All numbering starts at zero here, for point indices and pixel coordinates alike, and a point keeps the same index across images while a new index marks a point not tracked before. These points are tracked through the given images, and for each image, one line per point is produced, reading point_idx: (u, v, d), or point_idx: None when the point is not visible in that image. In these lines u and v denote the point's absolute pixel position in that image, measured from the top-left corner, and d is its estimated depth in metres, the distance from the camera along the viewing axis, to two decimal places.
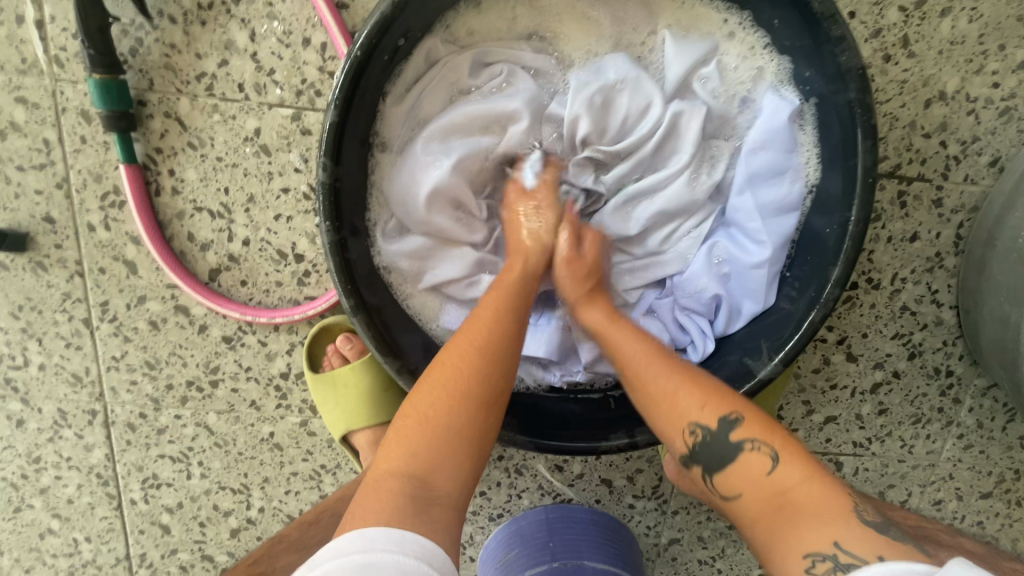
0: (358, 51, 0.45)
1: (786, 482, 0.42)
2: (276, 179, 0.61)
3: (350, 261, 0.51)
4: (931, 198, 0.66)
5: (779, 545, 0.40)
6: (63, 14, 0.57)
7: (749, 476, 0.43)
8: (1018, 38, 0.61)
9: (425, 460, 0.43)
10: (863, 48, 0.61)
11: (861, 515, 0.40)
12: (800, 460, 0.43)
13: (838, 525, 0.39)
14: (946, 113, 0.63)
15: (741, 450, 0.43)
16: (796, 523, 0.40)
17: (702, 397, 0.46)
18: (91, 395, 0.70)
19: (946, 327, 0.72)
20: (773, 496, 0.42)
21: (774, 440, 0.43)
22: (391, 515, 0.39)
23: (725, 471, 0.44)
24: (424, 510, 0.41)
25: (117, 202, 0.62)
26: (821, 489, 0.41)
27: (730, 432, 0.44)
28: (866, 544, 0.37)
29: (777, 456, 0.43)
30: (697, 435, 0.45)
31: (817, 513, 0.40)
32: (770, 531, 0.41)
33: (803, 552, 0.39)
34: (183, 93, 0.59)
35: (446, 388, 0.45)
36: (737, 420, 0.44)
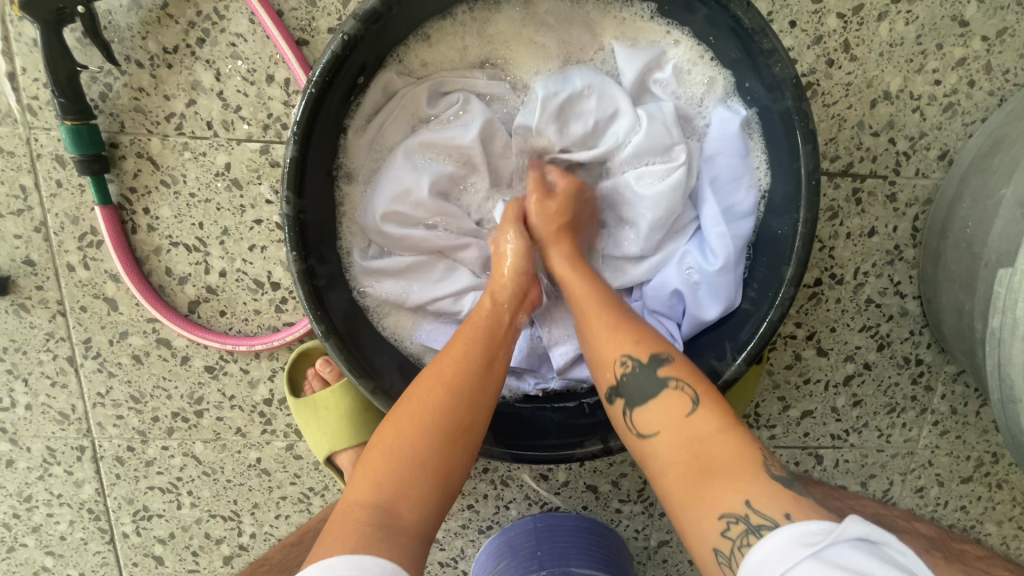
0: (314, 87, 0.47)
1: (704, 429, 0.43)
2: (248, 211, 0.63)
3: (320, 289, 0.53)
4: (886, 193, 0.68)
5: (692, 505, 0.41)
6: (34, 65, 0.59)
7: (670, 417, 0.45)
8: (954, 36, 0.64)
9: (392, 491, 0.44)
10: (806, 55, 0.64)
11: (771, 471, 0.41)
12: (717, 408, 0.44)
13: (749, 484, 0.40)
14: (892, 111, 0.65)
15: (666, 388, 0.46)
16: (709, 474, 0.42)
17: (629, 334, 0.49)
18: (78, 431, 0.71)
19: (912, 317, 0.74)
20: (692, 447, 0.43)
21: (698, 386, 0.46)
22: (352, 543, 0.40)
23: (648, 407, 0.46)
24: (387, 537, 0.42)
25: (94, 241, 0.64)
26: (738, 443, 0.42)
27: (656, 369, 0.47)
28: (776, 502, 0.39)
29: (699, 403, 0.45)
30: (626, 367, 0.48)
31: (731, 466, 0.41)
32: (682, 485, 0.42)
33: (715, 511, 0.40)
34: (154, 134, 0.61)
35: (416, 412, 0.47)
36: (667, 359, 0.47)
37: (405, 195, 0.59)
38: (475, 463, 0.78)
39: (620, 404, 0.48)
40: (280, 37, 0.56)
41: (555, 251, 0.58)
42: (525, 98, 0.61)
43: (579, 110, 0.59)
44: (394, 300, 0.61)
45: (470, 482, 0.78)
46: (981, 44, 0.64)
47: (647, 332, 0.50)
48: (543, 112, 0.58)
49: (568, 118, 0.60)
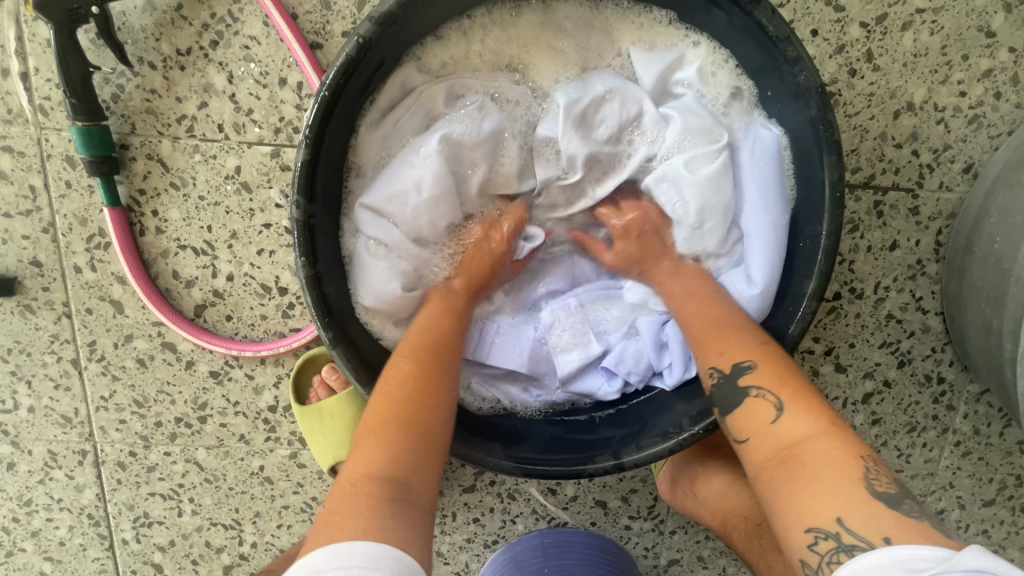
0: (327, 89, 0.46)
1: (795, 435, 0.44)
2: (257, 215, 0.63)
3: (328, 293, 0.51)
4: (908, 207, 0.66)
5: (783, 514, 0.42)
6: (46, 65, 0.58)
7: (756, 424, 0.46)
8: (980, 47, 0.62)
9: (400, 465, 0.45)
10: (828, 65, 0.62)
11: (871, 486, 0.41)
12: (811, 417, 0.44)
13: (840, 498, 0.40)
14: (916, 123, 0.64)
15: (748, 397, 0.47)
16: (798, 481, 0.42)
17: (721, 346, 0.51)
18: (81, 435, 0.70)
19: (934, 334, 0.72)
20: (780, 450, 0.44)
21: (783, 391, 0.46)
22: (369, 523, 0.41)
23: (736, 414, 0.48)
24: (404, 508, 0.43)
25: (102, 243, 0.63)
26: (833, 446, 0.43)
27: (738, 378, 0.48)
28: (873, 524, 0.38)
29: (784, 407, 0.45)
30: (713, 376, 0.50)
31: (820, 474, 0.42)
32: (769, 484, 0.44)
33: (806, 524, 0.40)
34: (165, 135, 0.60)
35: (411, 394, 0.49)
36: (749, 367, 0.48)
37: (405, 198, 0.57)
38: (482, 476, 0.75)
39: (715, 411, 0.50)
40: (294, 41, 0.55)
41: (657, 264, 0.60)
42: (547, 104, 0.60)
43: (597, 124, 0.58)
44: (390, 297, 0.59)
45: (476, 495, 0.75)
46: (1008, 56, 0.62)
47: (744, 329, 0.51)
48: (566, 121, 0.57)
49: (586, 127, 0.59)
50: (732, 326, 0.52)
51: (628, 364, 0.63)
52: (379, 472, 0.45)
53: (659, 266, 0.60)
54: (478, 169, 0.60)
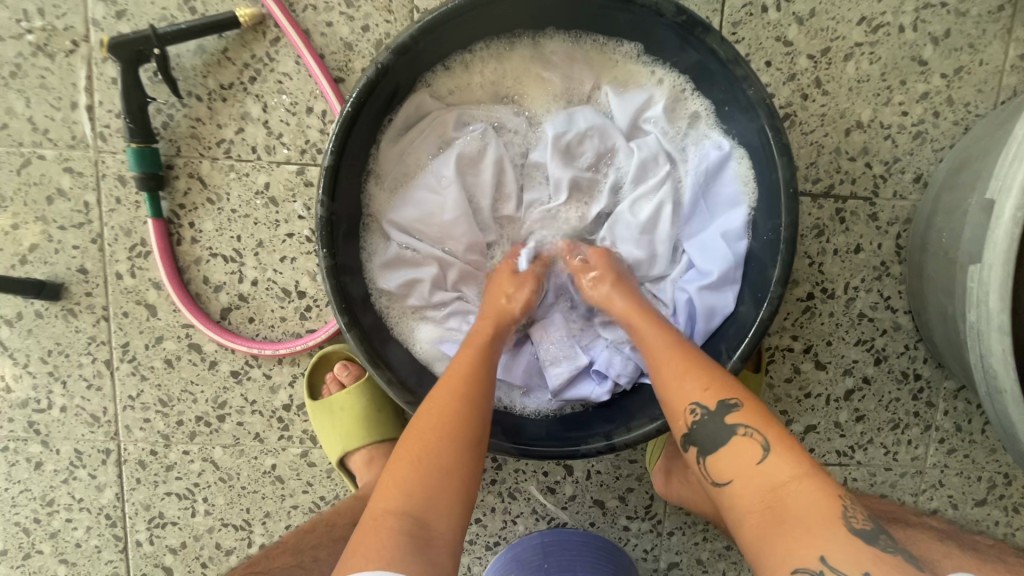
0: (350, 106, 0.55)
1: (779, 477, 0.47)
2: (282, 225, 0.70)
3: (344, 283, 0.58)
4: (867, 213, 0.74)
5: (767, 553, 0.45)
6: (108, 98, 0.68)
7: (742, 466, 0.48)
8: (915, 74, 0.71)
9: (422, 502, 0.48)
10: (782, 90, 0.70)
11: (850, 524, 0.45)
12: (793, 459, 0.47)
13: (826, 540, 0.44)
14: (866, 138, 0.72)
15: (735, 435, 0.49)
16: (784, 524, 0.45)
17: (704, 381, 0.52)
18: (107, 434, 0.75)
19: (906, 331, 0.77)
20: (766, 492, 0.47)
21: (767, 431, 0.49)
22: (388, 558, 0.44)
23: (719, 454, 0.50)
24: (422, 548, 0.46)
25: (143, 252, 0.70)
26: (817, 488, 0.46)
27: (726, 415, 0.50)
28: (855, 563, 0.42)
29: (771, 449, 0.48)
30: (695, 414, 0.51)
31: (806, 517, 0.45)
32: (759, 529, 0.46)
33: (789, 567, 0.43)
34: (205, 157, 0.69)
35: (433, 429, 0.51)
36: (735, 405, 0.50)
37: (422, 212, 0.66)
38: (483, 475, 0.78)
39: (693, 451, 0.51)
40: (322, 75, 0.65)
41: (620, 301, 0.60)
42: (540, 128, 0.68)
43: (580, 153, 0.67)
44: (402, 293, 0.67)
45: (477, 494, 0.78)
46: (941, 80, 0.71)
47: (715, 369, 0.53)
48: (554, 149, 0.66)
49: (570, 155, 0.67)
50: (704, 368, 0.52)
51: (619, 367, 0.64)
52: (403, 494, 0.47)
53: (625, 304, 0.59)
54: (481, 191, 0.67)
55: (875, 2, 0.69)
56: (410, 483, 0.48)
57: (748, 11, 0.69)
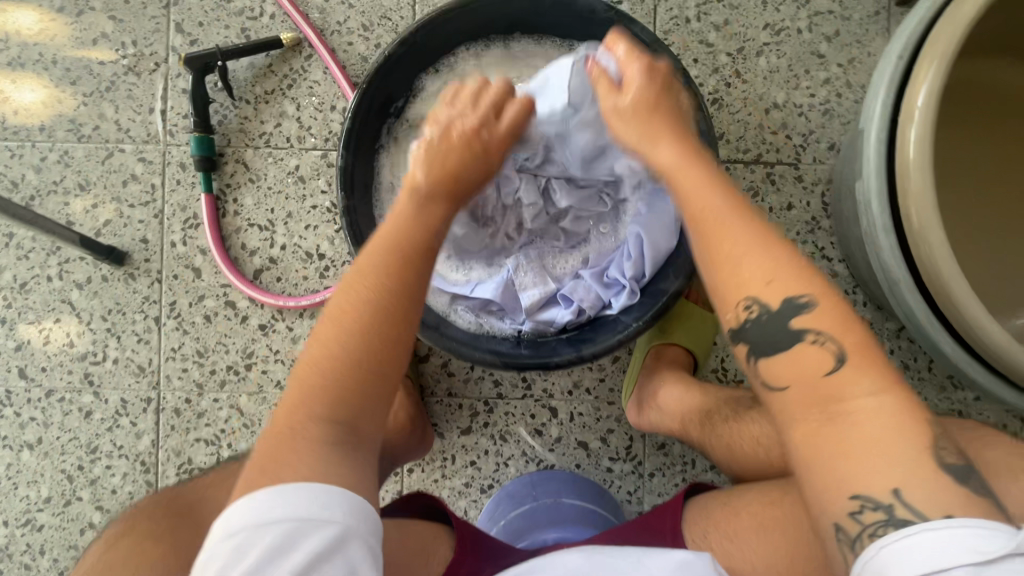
0: (365, 85, 0.71)
1: (850, 393, 0.42)
2: (308, 199, 0.86)
3: (357, 222, 0.72)
4: (793, 175, 0.88)
5: (823, 487, 0.41)
6: (178, 104, 0.86)
7: (804, 373, 0.44)
8: (817, 64, 0.87)
9: (346, 413, 0.48)
10: (709, 81, 0.87)
11: (936, 453, 0.41)
12: (876, 373, 0.43)
13: (903, 471, 0.40)
14: (783, 116, 0.87)
15: (801, 343, 0.44)
16: (853, 444, 0.41)
17: (761, 271, 0.46)
18: (150, 383, 0.86)
19: (843, 278, 0.88)
20: (819, 398, 0.43)
21: (847, 340, 0.44)
22: (302, 468, 0.45)
23: (779, 359, 0.45)
24: (348, 449, 0.47)
25: (194, 223, 0.86)
26: (897, 406, 0.42)
27: (790, 319, 0.45)
28: (936, 504, 0.39)
29: (844, 361, 0.43)
30: (751, 310, 0.46)
31: (884, 436, 0.41)
32: (819, 457, 0.42)
33: (845, 493, 0.40)
34: (248, 146, 0.86)
35: (352, 323, 0.50)
36: (806, 306, 0.45)
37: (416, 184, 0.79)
38: (477, 420, 0.87)
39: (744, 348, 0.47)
40: (342, 76, 0.83)
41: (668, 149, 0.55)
42: None
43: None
44: None
45: (472, 439, 0.87)
46: (838, 69, 0.88)
47: (788, 264, 0.46)
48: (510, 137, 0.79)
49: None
50: (755, 228, 0.48)
51: (582, 295, 0.78)
52: (320, 393, 0.48)
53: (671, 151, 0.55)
54: None
55: (776, 12, 0.87)
56: (326, 387, 0.48)
57: (675, 22, 0.87)
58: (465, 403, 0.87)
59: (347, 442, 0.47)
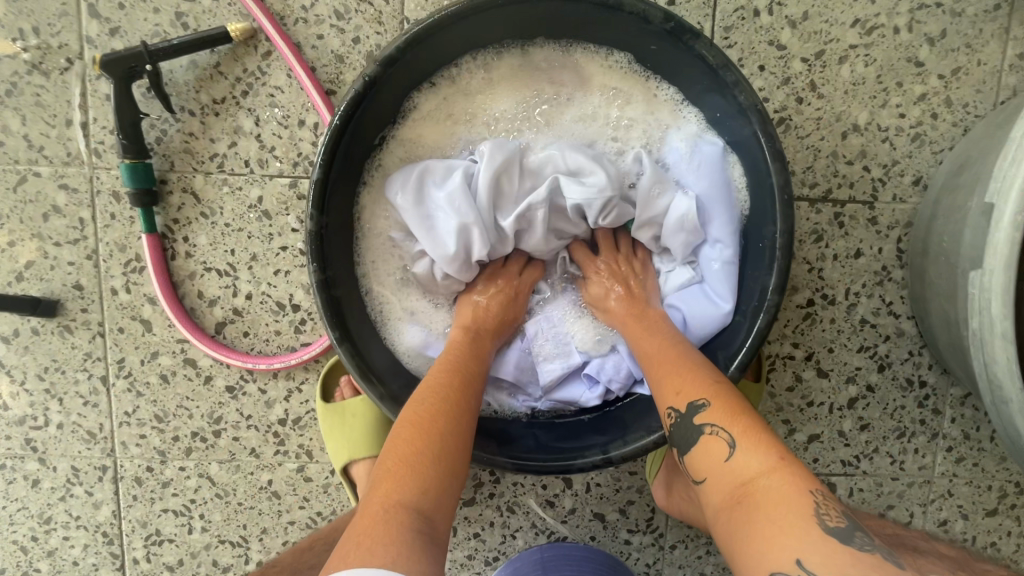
0: (338, 121, 0.54)
1: (747, 472, 0.46)
2: (275, 239, 0.70)
3: (336, 296, 0.58)
4: (866, 217, 0.72)
5: (748, 560, 0.42)
6: (104, 115, 0.68)
7: (713, 464, 0.48)
8: (912, 75, 0.70)
9: (431, 494, 0.48)
10: (776, 95, 0.70)
11: (825, 522, 0.42)
12: (765, 447, 0.47)
13: (804, 542, 0.41)
14: (863, 142, 0.71)
15: (703, 435, 0.50)
16: (754, 516, 0.44)
17: (677, 384, 0.54)
18: (103, 450, 0.74)
19: (909, 337, 0.75)
20: (737, 489, 0.46)
21: (731, 427, 0.48)
22: (395, 544, 0.43)
23: (693, 454, 0.50)
24: (430, 539, 0.45)
25: (137, 267, 0.70)
26: (785, 481, 0.44)
27: (695, 415, 0.51)
28: (832, 564, 0.39)
29: (736, 443, 0.47)
30: (671, 417, 0.53)
31: (779, 508, 0.43)
32: (735, 524, 0.44)
33: (767, 571, 0.41)
34: (198, 171, 0.69)
35: (444, 403, 0.54)
36: (702, 405, 0.51)
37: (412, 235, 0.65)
38: (481, 489, 0.78)
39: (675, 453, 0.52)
40: (312, 86, 0.65)
41: (620, 303, 0.65)
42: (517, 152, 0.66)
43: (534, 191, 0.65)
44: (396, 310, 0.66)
45: (476, 508, 0.78)
46: (938, 81, 0.70)
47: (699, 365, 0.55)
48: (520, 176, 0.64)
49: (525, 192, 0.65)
50: (687, 363, 0.56)
51: (610, 371, 0.67)
52: (413, 464, 0.49)
53: (624, 306, 0.64)
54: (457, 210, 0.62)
55: (868, 5, 0.69)
56: (413, 460, 0.49)
57: (740, 16, 0.69)
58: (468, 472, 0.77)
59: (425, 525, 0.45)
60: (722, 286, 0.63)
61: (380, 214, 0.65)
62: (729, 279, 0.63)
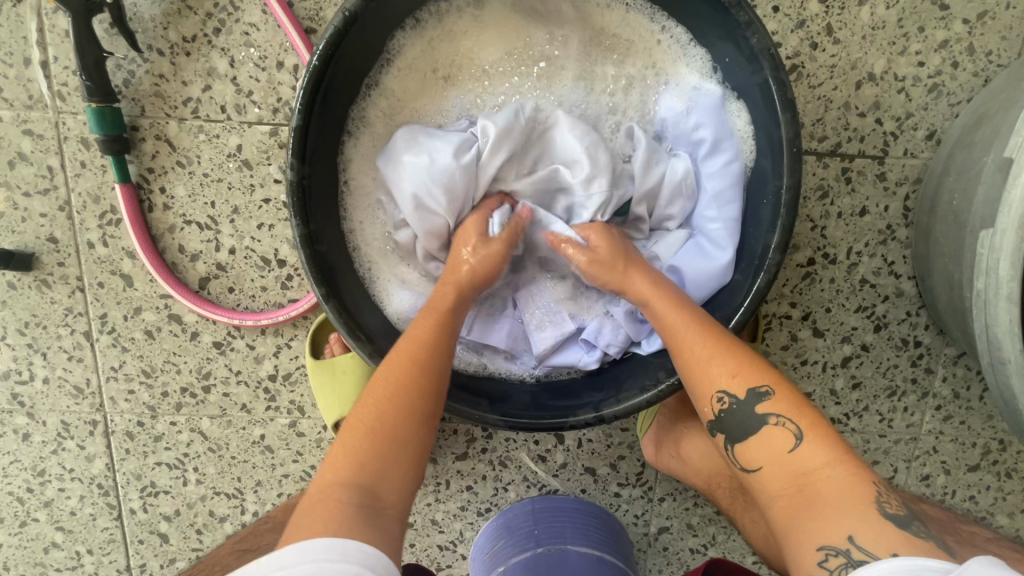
0: (317, 61, 0.50)
1: (810, 463, 0.45)
2: (257, 190, 0.67)
3: (320, 253, 0.55)
4: (875, 173, 0.69)
5: (795, 542, 0.43)
6: (64, 54, 0.63)
7: (772, 453, 0.47)
8: (935, 19, 0.65)
9: (371, 472, 0.46)
10: (790, 39, 0.66)
11: (883, 507, 0.42)
12: (826, 444, 0.46)
13: (855, 520, 0.41)
14: (877, 92, 0.67)
15: (765, 424, 0.48)
16: (814, 506, 0.44)
17: (733, 367, 0.50)
18: (92, 405, 0.74)
19: (908, 298, 0.74)
20: (797, 479, 0.45)
21: (800, 419, 0.47)
22: (333, 525, 0.41)
23: (747, 443, 0.49)
24: (369, 517, 0.43)
25: (113, 220, 0.67)
26: (847, 476, 0.44)
27: (754, 404, 0.48)
28: (884, 542, 0.40)
29: (801, 436, 0.46)
30: (722, 403, 0.50)
31: (838, 498, 0.43)
32: (787, 511, 0.45)
33: (816, 543, 0.41)
34: (172, 117, 0.65)
35: (398, 378, 0.50)
36: (765, 394, 0.48)
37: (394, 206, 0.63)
38: (474, 444, 0.79)
39: (722, 438, 0.50)
40: (289, 23, 0.60)
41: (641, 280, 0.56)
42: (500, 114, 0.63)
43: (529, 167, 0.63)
44: (384, 273, 0.63)
45: (469, 462, 0.79)
46: (962, 26, 0.66)
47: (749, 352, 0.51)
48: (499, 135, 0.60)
49: (518, 170, 0.64)
50: (734, 344, 0.51)
51: (608, 336, 0.66)
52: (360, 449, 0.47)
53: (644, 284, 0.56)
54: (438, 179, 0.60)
55: None
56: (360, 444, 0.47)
57: None
58: (461, 428, 0.77)
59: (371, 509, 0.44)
60: (722, 246, 0.60)
61: (367, 168, 0.62)
62: (729, 235, 0.60)
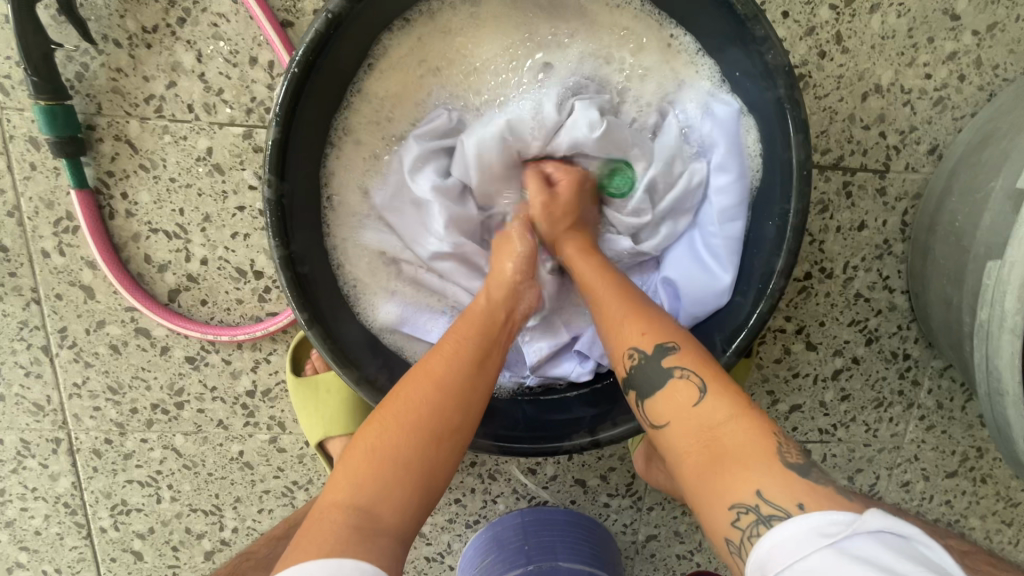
0: (297, 66, 0.45)
1: (715, 416, 0.43)
2: (230, 197, 0.62)
3: (302, 275, 0.51)
4: (875, 187, 0.68)
5: (704, 495, 0.41)
6: (6, 43, 0.57)
7: (678, 406, 0.44)
8: (945, 30, 0.63)
9: (371, 492, 0.43)
10: (798, 47, 0.63)
11: (785, 457, 0.40)
12: (730, 398, 0.43)
13: (760, 473, 0.39)
14: (883, 104, 0.65)
15: (670, 377, 0.45)
16: (722, 462, 0.41)
17: (638, 324, 0.48)
18: (54, 423, 0.69)
19: (900, 311, 0.74)
20: (704, 433, 0.42)
21: (705, 371, 0.45)
22: (328, 546, 0.39)
23: (655, 400, 0.46)
24: (365, 540, 0.40)
25: (70, 227, 0.62)
26: (750, 426, 0.42)
27: (661, 359, 0.46)
28: (788, 493, 0.38)
29: (706, 390, 0.44)
30: (633, 359, 0.47)
31: (741, 452, 0.41)
32: (694, 472, 0.42)
33: (726, 501, 0.39)
34: (132, 116, 0.59)
35: (414, 400, 0.46)
36: (671, 347, 0.46)
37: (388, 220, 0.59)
38: (462, 457, 0.77)
39: (632, 395, 0.47)
40: (264, 17, 0.54)
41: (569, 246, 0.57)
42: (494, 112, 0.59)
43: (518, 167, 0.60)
44: (370, 287, 0.59)
45: (457, 476, 0.77)
46: (971, 39, 0.64)
47: (651, 308, 0.50)
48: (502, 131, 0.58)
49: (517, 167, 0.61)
50: (649, 311, 0.50)
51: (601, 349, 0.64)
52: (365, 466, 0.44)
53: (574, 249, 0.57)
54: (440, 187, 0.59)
55: None
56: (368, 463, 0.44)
57: None
58: None
59: (368, 530, 0.41)
60: (724, 263, 0.58)
61: (350, 178, 0.57)
62: (732, 255, 0.57)
